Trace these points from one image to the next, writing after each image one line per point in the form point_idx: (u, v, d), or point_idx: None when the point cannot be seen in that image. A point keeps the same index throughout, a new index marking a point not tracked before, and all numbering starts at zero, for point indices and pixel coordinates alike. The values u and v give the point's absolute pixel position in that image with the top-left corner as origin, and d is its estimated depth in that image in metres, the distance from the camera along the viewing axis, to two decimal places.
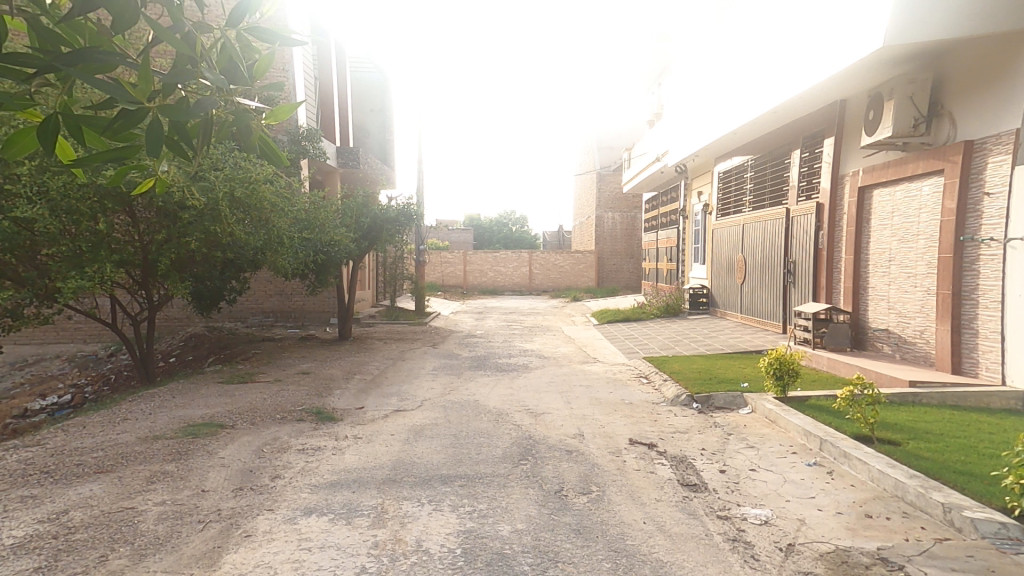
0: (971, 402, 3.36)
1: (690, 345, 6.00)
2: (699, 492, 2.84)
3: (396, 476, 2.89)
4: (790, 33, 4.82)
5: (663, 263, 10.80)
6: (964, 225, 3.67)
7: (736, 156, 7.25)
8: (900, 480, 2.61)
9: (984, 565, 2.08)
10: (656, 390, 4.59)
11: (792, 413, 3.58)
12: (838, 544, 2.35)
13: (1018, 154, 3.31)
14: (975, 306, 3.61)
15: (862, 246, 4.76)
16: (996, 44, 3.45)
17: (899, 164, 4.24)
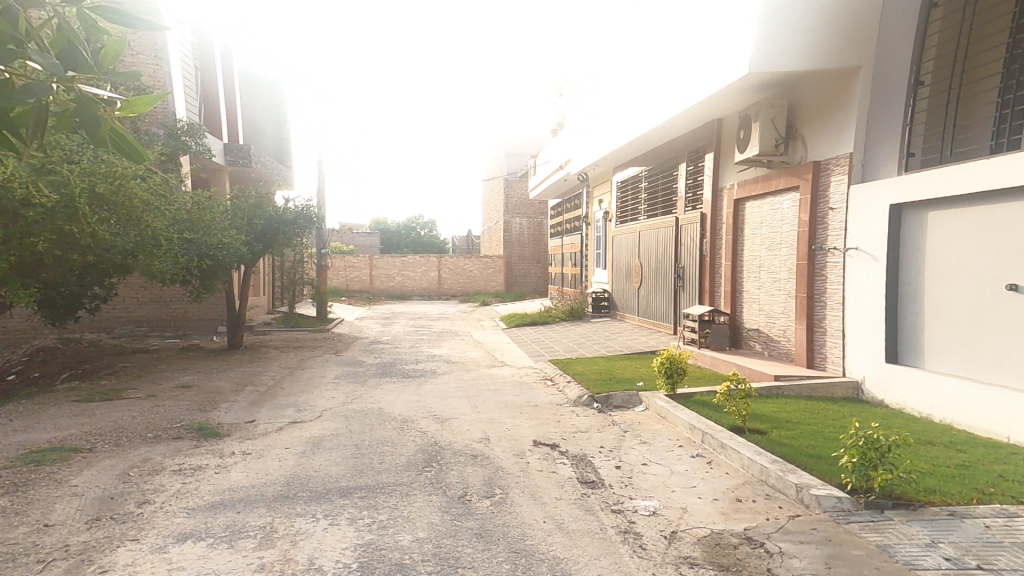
0: (821, 393, 3.82)
1: (590, 347, 6.34)
2: (596, 488, 2.97)
3: (289, 492, 2.73)
4: (671, 54, 5.17)
5: (569, 268, 11.32)
6: (815, 236, 4.15)
7: (631, 167, 7.78)
8: (764, 466, 2.93)
9: (824, 536, 2.40)
10: (561, 391, 4.75)
11: (680, 408, 3.87)
12: (713, 527, 2.56)
13: (852, 175, 3.82)
14: (824, 308, 4.10)
15: (739, 254, 5.23)
16: (832, 78, 3.96)
17: (765, 180, 4.71)
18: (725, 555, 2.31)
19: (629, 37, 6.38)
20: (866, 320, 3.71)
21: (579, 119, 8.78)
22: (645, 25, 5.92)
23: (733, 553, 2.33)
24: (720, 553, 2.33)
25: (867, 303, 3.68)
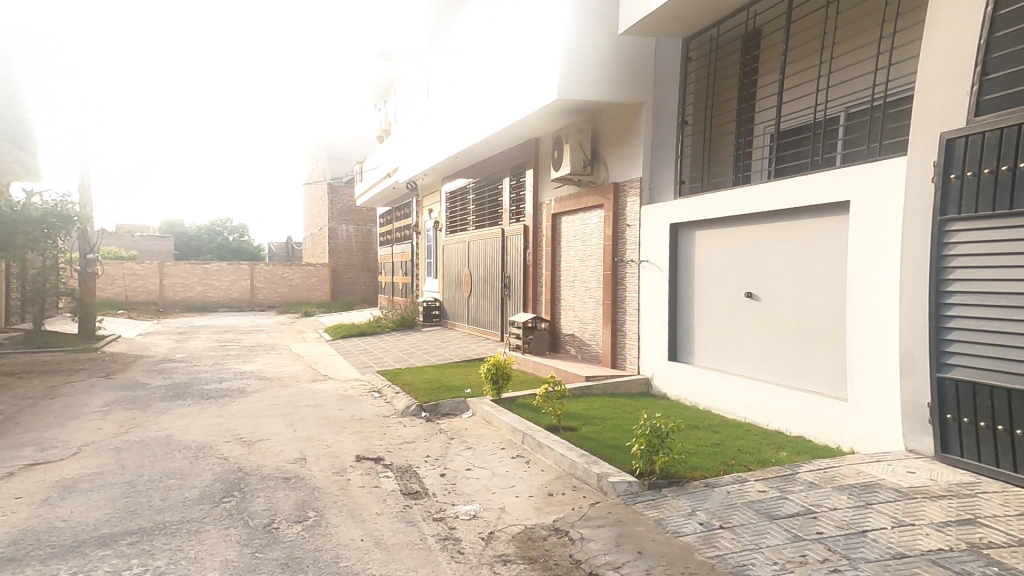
0: (621, 390, 4.40)
1: (420, 356, 6.48)
2: (419, 499, 2.94)
3: (18, 552, 2.21)
4: (493, 73, 5.45)
5: (397, 277, 11.64)
6: (618, 250, 4.74)
7: (459, 178, 8.07)
8: (573, 460, 3.19)
9: (615, 517, 2.69)
10: (388, 402, 4.71)
11: (504, 412, 4.06)
12: (527, 523, 2.71)
13: (643, 197, 4.41)
14: (624, 313, 4.70)
15: (557, 265, 5.70)
16: (626, 109, 4.47)
17: (576, 198, 5.21)
18: (535, 548, 2.46)
19: (451, 55, 6.65)
20: (656, 324, 4.36)
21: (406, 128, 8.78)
22: (467, 44, 6.17)
23: (541, 545, 2.49)
24: (530, 547, 2.47)
25: (657, 309, 4.34)
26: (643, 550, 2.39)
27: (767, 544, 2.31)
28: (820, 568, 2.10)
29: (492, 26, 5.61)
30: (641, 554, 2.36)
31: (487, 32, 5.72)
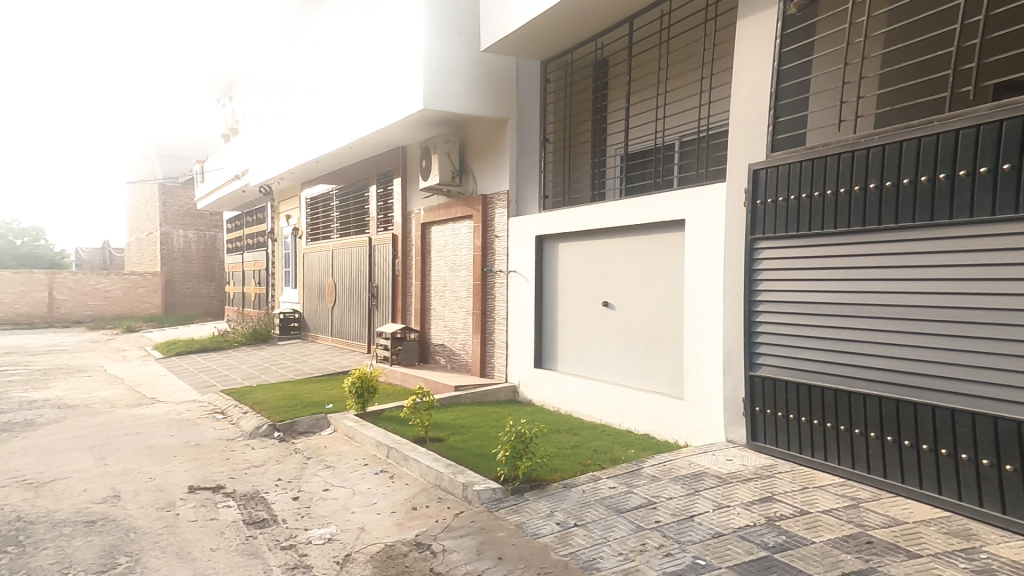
0: (489, 398, 4.59)
1: (274, 373, 6.17)
2: (265, 528, 2.71)
3: None
4: (356, 78, 5.36)
5: (252, 287, 11.12)
6: (488, 260, 4.92)
7: (322, 184, 7.99)
8: (439, 471, 3.17)
9: (478, 525, 2.72)
10: (234, 424, 4.41)
11: (368, 426, 3.97)
12: (388, 540, 2.62)
13: (510, 209, 4.63)
14: (494, 322, 4.93)
15: (428, 275, 5.77)
16: (494, 124, 4.71)
17: (446, 208, 5.33)
18: (392, 566, 2.39)
19: (307, 54, 6.41)
20: (523, 333, 4.62)
21: (260, 127, 8.30)
22: (323, 45, 6.01)
23: (400, 562, 2.43)
24: (388, 565, 2.39)
25: (525, 318, 4.59)
26: (504, 554, 2.43)
27: (615, 537, 2.49)
28: (655, 553, 2.31)
29: (351, 30, 5.51)
30: (501, 559, 2.39)
31: (347, 35, 5.59)
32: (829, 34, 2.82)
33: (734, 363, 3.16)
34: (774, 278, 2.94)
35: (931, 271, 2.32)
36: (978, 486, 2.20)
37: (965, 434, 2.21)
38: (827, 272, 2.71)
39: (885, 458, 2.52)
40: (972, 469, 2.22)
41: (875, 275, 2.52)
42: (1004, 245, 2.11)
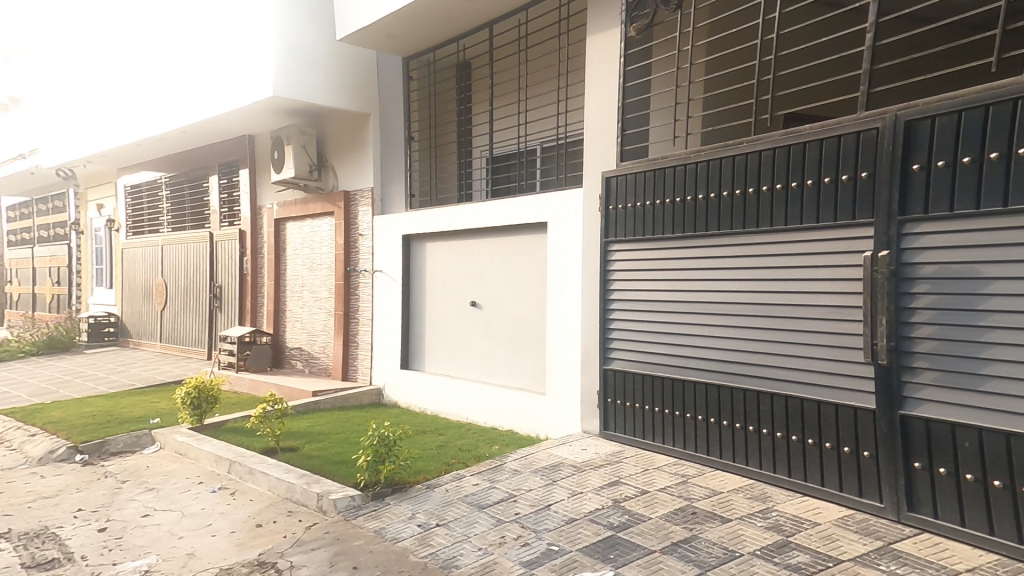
0: (351, 402, 4.62)
1: (80, 386, 5.54)
2: (58, 570, 2.31)
3: None
4: (202, 55, 5.05)
5: (49, 288, 10.45)
6: (352, 258, 4.99)
7: (148, 172, 7.57)
8: (292, 483, 2.98)
9: (331, 537, 2.63)
10: (18, 450, 3.83)
11: (205, 439, 3.68)
12: (223, 563, 2.40)
13: (375, 208, 4.74)
14: (358, 324, 5.00)
15: (282, 271, 5.76)
16: (353, 119, 4.84)
17: (304, 204, 5.36)
18: None
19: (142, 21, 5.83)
20: (387, 333, 4.75)
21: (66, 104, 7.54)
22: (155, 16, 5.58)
23: None
24: None
25: (390, 318, 4.71)
26: (358, 564, 2.40)
27: (474, 533, 2.65)
28: (513, 544, 2.52)
29: None
30: (355, 569, 2.37)
31: None
32: (662, 58, 3.11)
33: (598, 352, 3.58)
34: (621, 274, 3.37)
35: (731, 271, 3.02)
36: (774, 454, 2.89)
37: (773, 414, 2.86)
38: (664, 271, 3.26)
39: (705, 435, 3.13)
40: (771, 442, 2.89)
41: (696, 274, 3.15)
42: (779, 250, 2.85)
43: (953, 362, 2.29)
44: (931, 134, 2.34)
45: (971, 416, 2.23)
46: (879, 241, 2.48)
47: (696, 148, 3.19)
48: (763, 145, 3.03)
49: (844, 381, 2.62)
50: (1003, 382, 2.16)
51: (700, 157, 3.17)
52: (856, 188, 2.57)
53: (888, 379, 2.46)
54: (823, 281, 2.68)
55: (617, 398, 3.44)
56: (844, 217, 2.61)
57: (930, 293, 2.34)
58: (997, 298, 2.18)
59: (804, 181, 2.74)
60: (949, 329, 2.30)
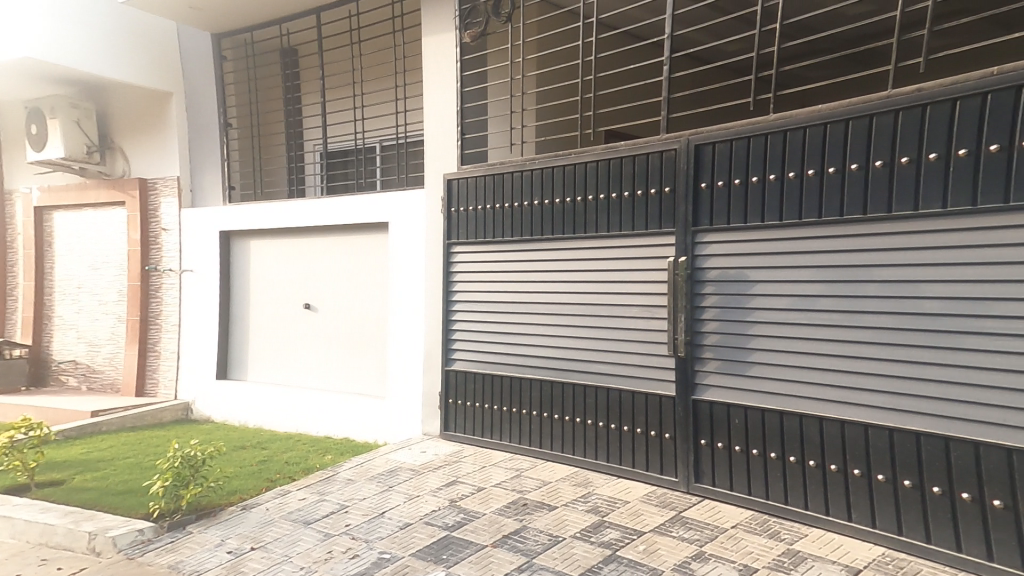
0: (150, 419, 4.97)
1: None
2: None
3: None
4: None
5: None
6: (152, 256, 5.47)
7: None
8: (50, 525, 2.84)
9: None
10: None
11: None
12: None
13: (182, 198, 5.32)
14: (158, 331, 5.40)
15: (46, 270, 6.36)
16: (151, 102, 5.41)
17: (81, 193, 5.97)
18: None
19: None
20: (189, 337, 5.19)
21: None
22: None
23: None
24: None
25: (189, 325, 5.18)
26: None
27: (297, 552, 2.57)
28: (340, 558, 2.53)
29: None
30: None
31: None
32: (496, 66, 3.24)
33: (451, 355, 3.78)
34: (470, 280, 3.61)
35: (562, 275, 3.43)
36: (595, 444, 3.43)
37: (596, 405, 3.38)
38: (503, 273, 3.50)
39: (536, 432, 3.52)
40: (594, 432, 3.41)
41: (533, 278, 3.51)
42: (603, 259, 3.35)
43: (722, 351, 3.20)
44: (711, 159, 3.20)
45: (731, 398, 3.13)
46: (679, 250, 3.29)
47: (531, 157, 3.38)
48: (589, 157, 3.33)
49: (651, 380, 3.29)
50: (749, 357, 3.12)
51: (534, 165, 3.37)
52: (660, 203, 3.28)
53: (683, 368, 3.26)
54: (629, 295, 3.31)
55: (464, 400, 3.61)
56: (641, 225, 3.30)
57: (710, 295, 3.24)
58: (748, 297, 3.15)
59: (621, 196, 3.31)
60: (721, 322, 3.21)
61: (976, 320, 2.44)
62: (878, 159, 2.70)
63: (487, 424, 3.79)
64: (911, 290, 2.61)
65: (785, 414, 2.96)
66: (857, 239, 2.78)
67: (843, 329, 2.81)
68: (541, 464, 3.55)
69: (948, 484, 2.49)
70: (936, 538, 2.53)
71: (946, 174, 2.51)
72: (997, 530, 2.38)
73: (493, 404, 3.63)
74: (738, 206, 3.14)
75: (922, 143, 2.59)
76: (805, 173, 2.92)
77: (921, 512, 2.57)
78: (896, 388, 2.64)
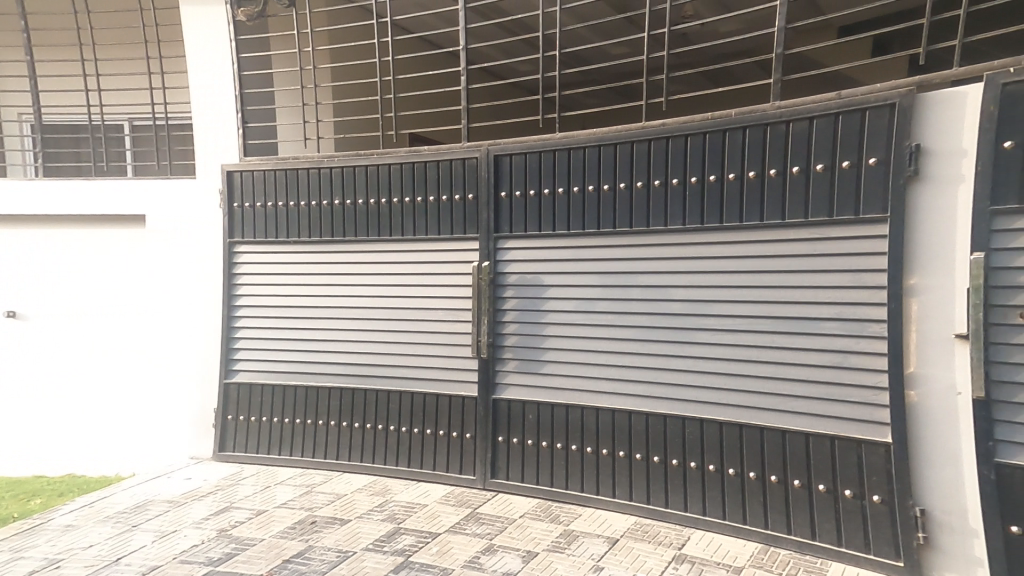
0: None
1: None
2: None
3: None
4: None
5: None
6: None
7: None
8: None
9: None
10: None
11: None
12: None
13: None
14: None
15: None
16: None
17: None
18: None
19: None
20: None
21: None
22: None
23: None
24: None
25: None
26: None
27: None
28: None
29: None
30: None
31: None
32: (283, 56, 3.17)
33: (250, 367, 3.57)
34: (273, 282, 3.48)
35: (365, 277, 3.41)
36: (397, 450, 3.43)
37: (394, 410, 3.41)
38: (308, 275, 3.43)
39: (333, 444, 3.49)
40: (397, 438, 3.42)
41: (337, 280, 3.41)
42: (408, 263, 3.39)
43: (520, 351, 3.34)
44: (508, 169, 3.35)
45: (526, 395, 3.29)
46: (482, 254, 3.37)
47: (330, 154, 3.30)
48: (392, 158, 3.32)
49: (454, 383, 3.37)
50: (542, 356, 3.30)
51: (331, 164, 3.30)
52: (464, 208, 3.36)
53: (484, 369, 3.34)
54: (429, 297, 3.38)
55: (256, 414, 3.54)
56: (445, 230, 3.38)
57: (510, 299, 3.36)
58: (540, 300, 3.32)
59: (423, 200, 3.35)
60: (518, 325, 3.33)
61: (700, 318, 3.03)
62: (638, 180, 3.12)
63: (280, 440, 3.57)
64: (661, 293, 3.10)
65: (569, 408, 3.22)
66: (624, 248, 3.17)
67: (613, 329, 3.20)
68: (339, 477, 3.42)
69: (681, 456, 3.03)
70: (671, 500, 3.05)
71: (681, 198, 3.04)
72: (708, 489, 3.00)
73: (286, 417, 3.53)
74: (534, 213, 3.32)
75: (668, 170, 3.08)
76: (585, 188, 3.22)
77: (663, 481, 3.06)
78: (649, 376, 3.09)
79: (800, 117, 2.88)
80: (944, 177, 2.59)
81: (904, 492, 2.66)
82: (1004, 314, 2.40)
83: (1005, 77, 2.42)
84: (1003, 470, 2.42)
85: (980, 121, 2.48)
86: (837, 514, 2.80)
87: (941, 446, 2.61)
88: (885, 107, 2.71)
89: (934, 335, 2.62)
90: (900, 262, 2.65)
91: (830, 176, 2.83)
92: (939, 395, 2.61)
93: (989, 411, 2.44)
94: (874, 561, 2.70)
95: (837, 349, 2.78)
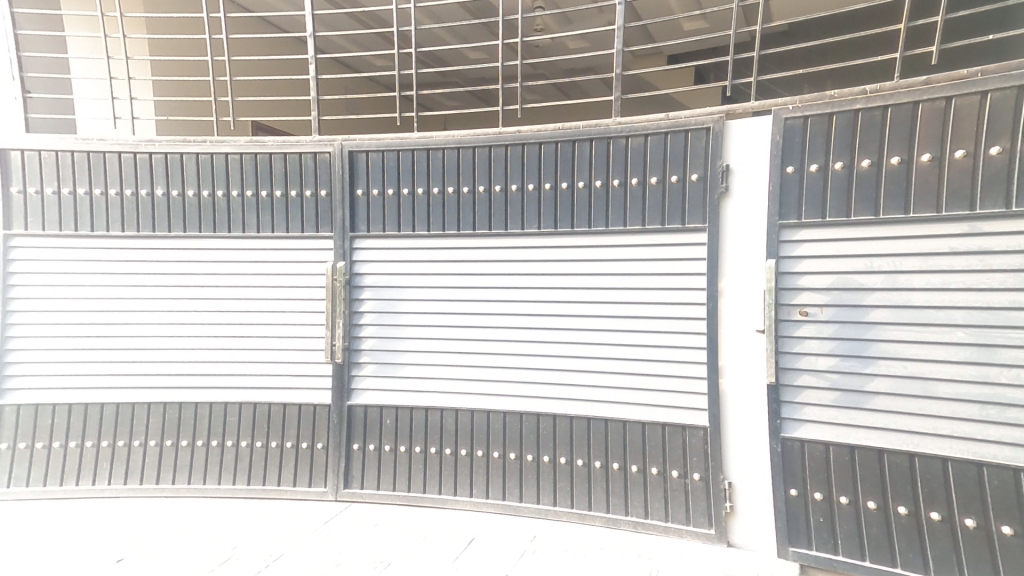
0: None
1: None
2: None
3: None
4: None
5: None
6: None
7: None
8: None
9: None
10: None
11: None
12: None
13: None
14: None
15: None
16: None
17: None
18: None
19: None
20: None
21: None
22: None
23: None
24: None
25: None
26: None
27: None
28: None
29: None
30: None
31: None
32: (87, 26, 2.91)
33: (56, 382, 3.10)
34: (86, 280, 3.13)
35: (202, 277, 3.16)
36: (236, 468, 3.16)
37: (231, 424, 3.16)
38: (129, 273, 3.14)
39: (148, 467, 3.13)
40: (237, 453, 3.17)
41: (167, 279, 3.15)
42: (255, 262, 3.19)
43: (378, 354, 3.21)
44: (365, 167, 3.23)
45: (383, 400, 3.18)
46: (337, 254, 3.21)
47: (146, 140, 3.11)
48: (228, 148, 3.14)
49: (305, 391, 3.19)
50: (398, 359, 3.20)
51: (149, 149, 3.11)
52: (317, 205, 3.21)
53: (340, 375, 3.19)
54: (277, 299, 3.19)
55: (41, 442, 3.10)
56: (295, 228, 3.21)
57: (367, 300, 3.22)
58: (399, 301, 3.22)
59: (267, 195, 3.20)
60: (377, 327, 3.21)
61: (552, 319, 3.12)
62: (496, 185, 3.18)
63: (82, 469, 3.11)
64: (519, 293, 3.15)
65: (428, 411, 3.18)
66: (483, 250, 3.19)
67: (469, 334, 3.17)
68: (162, 505, 3.05)
69: (535, 451, 3.13)
70: (525, 495, 3.13)
71: (538, 203, 3.15)
72: (559, 481, 3.11)
73: (91, 440, 3.12)
74: (394, 212, 3.23)
75: (524, 175, 3.16)
76: (446, 190, 3.21)
77: (519, 476, 3.14)
78: (505, 375, 3.14)
79: (637, 134, 3.04)
80: (747, 190, 2.87)
81: (716, 468, 2.91)
82: (788, 313, 2.76)
83: (786, 112, 2.78)
84: (786, 443, 2.78)
85: (771, 149, 2.82)
86: (664, 492, 3.00)
87: (744, 430, 2.87)
88: (703, 130, 2.95)
89: (740, 333, 2.87)
90: (714, 269, 2.91)
91: (662, 188, 3.01)
92: (745, 389, 2.87)
93: (778, 394, 2.78)
94: (693, 532, 2.92)
95: (666, 346, 2.98)
